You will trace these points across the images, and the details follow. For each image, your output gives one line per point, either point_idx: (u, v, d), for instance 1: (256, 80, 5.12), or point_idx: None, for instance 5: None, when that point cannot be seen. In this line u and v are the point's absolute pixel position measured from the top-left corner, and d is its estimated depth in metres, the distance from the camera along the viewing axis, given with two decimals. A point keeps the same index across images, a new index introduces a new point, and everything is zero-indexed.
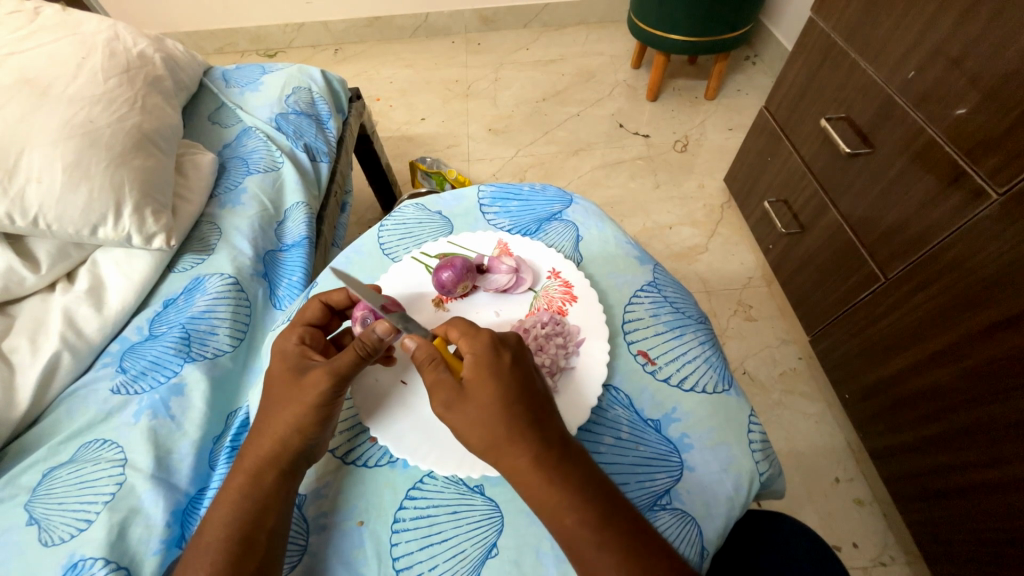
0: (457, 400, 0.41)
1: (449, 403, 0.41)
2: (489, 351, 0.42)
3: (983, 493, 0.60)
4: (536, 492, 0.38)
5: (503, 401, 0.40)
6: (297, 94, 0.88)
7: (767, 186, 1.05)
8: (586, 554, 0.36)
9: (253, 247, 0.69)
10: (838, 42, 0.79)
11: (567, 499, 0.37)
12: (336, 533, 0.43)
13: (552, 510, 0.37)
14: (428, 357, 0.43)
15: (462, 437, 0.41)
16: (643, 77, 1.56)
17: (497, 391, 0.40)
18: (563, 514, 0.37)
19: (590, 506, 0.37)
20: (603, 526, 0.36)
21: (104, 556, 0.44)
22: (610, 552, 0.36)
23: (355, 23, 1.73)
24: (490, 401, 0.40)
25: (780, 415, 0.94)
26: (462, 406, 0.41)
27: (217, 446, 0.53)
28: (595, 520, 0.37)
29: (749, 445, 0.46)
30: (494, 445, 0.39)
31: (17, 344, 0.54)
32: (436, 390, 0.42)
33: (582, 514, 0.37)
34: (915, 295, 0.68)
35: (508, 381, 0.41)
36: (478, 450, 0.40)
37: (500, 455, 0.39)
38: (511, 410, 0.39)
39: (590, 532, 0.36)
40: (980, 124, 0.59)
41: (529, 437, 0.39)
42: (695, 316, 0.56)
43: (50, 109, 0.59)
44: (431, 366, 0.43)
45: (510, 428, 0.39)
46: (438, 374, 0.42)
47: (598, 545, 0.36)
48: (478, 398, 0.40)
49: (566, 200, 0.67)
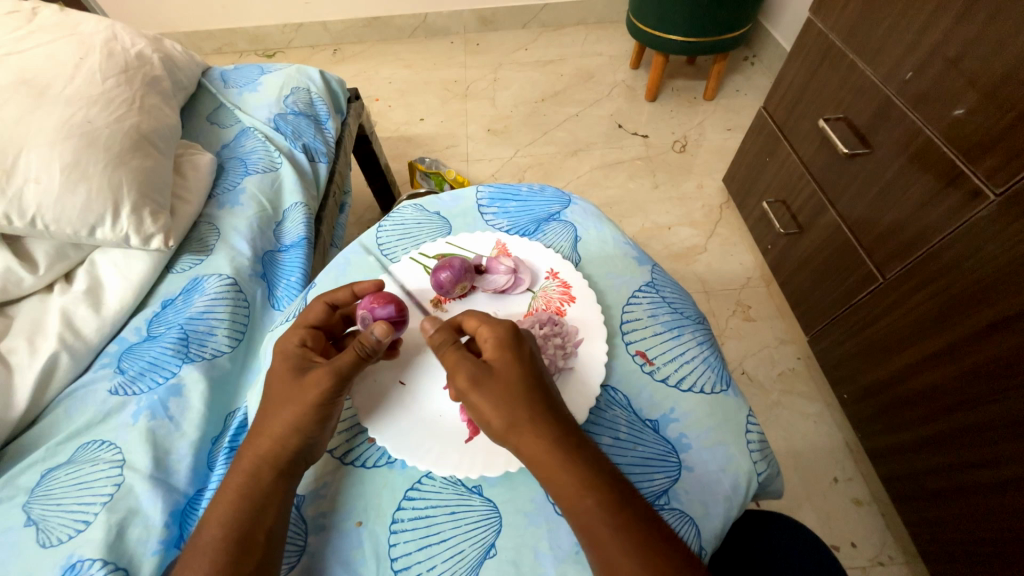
0: (482, 375, 0.41)
1: (474, 378, 0.41)
2: (512, 337, 0.42)
3: (981, 493, 0.61)
4: (555, 476, 0.38)
5: (523, 386, 0.40)
6: (296, 95, 0.88)
7: (766, 186, 1.05)
8: (600, 538, 0.36)
9: (252, 248, 0.69)
10: (836, 42, 0.80)
11: (582, 483, 0.37)
12: (334, 534, 0.43)
13: (569, 493, 0.37)
14: (448, 340, 0.44)
15: (483, 415, 0.41)
16: (642, 77, 1.56)
17: (518, 376, 0.41)
18: (581, 497, 0.37)
19: (604, 490, 0.37)
20: (616, 510, 0.37)
21: (101, 558, 0.44)
22: (625, 537, 0.36)
23: (354, 23, 1.73)
24: (515, 383, 0.40)
25: (779, 415, 0.94)
26: (489, 382, 0.40)
27: (215, 447, 0.53)
28: (610, 503, 0.37)
29: (746, 444, 0.46)
30: (514, 428, 0.39)
31: (15, 345, 0.54)
32: (459, 367, 0.42)
33: (601, 498, 0.37)
34: (912, 296, 0.68)
35: (525, 369, 0.41)
36: (498, 434, 0.40)
37: (518, 440, 0.39)
38: (529, 395, 0.40)
39: (606, 516, 0.36)
40: (977, 125, 0.59)
41: (547, 421, 0.39)
42: (693, 316, 0.56)
43: (47, 110, 0.59)
44: (452, 346, 0.43)
45: (530, 412, 0.39)
46: (461, 354, 0.42)
47: (614, 528, 0.36)
48: (503, 378, 0.41)
49: (565, 201, 0.67)
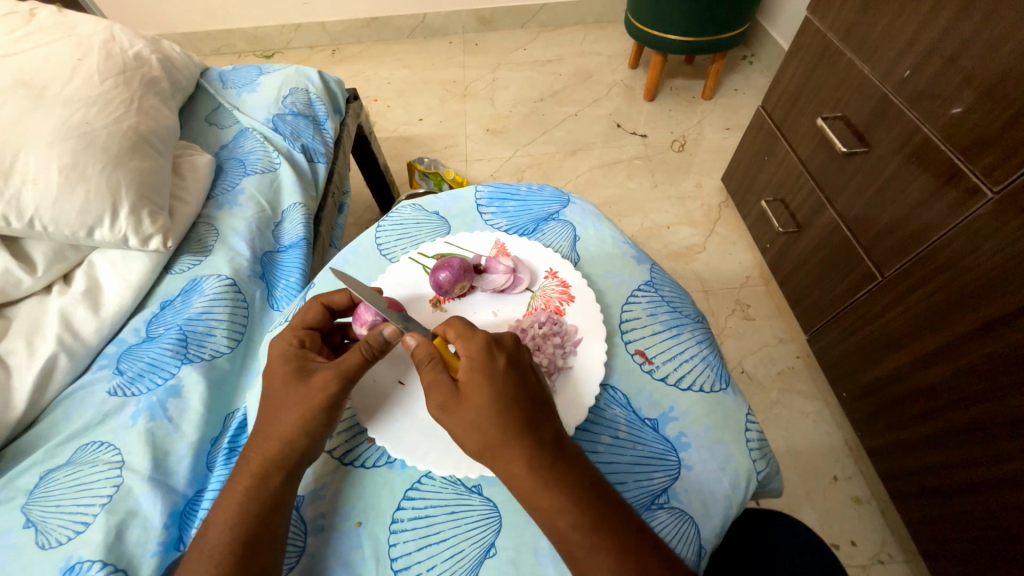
0: (452, 401, 0.41)
1: (444, 404, 0.41)
2: (484, 352, 0.42)
3: (980, 490, 0.61)
4: (530, 494, 0.38)
5: (496, 404, 0.40)
6: (294, 95, 0.88)
7: (764, 185, 1.05)
8: (577, 556, 0.36)
9: (250, 249, 0.69)
10: (834, 41, 0.80)
11: (558, 503, 0.37)
12: (335, 534, 0.43)
13: (546, 513, 0.37)
14: (427, 356, 0.44)
15: (457, 437, 0.41)
16: (640, 76, 1.56)
17: (495, 394, 0.40)
18: (555, 516, 0.37)
19: (580, 510, 0.37)
20: (595, 529, 0.36)
21: (101, 559, 0.44)
22: (602, 555, 0.36)
23: (352, 24, 1.73)
24: (484, 404, 0.40)
25: (778, 413, 0.95)
26: (458, 406, 0.41)
27: (215, 448, 0.53)
28: (587, 523, 0.36)
29: (745, 443, 0.46)
30: (488, 445, 0.39)
31: (13, 346, 0.54)
32: (433, 389, 0.42)
33: (574, 516, 0.37)
34: (910, 294, 0.69)
35: (501, 384, 0.41)
36: (475, 454, 0.41)
37: (495, 457, 0.39)
38: (504, 413, 0.39)
39: (581, 535, 0.36)
40: (973, 124, 0.59)
41: (522, 439, 0.39)
42: (692, 315, 0.56)
43: (45, 111, 0.59)
44: (429, 364, 0.43)
45: (503, 429, 0.39)
46: (436, 374, 0.43)
47: (589, 548, 0.36)
48: (473, 400, 0.40)
49: (563, 201, 0.67)
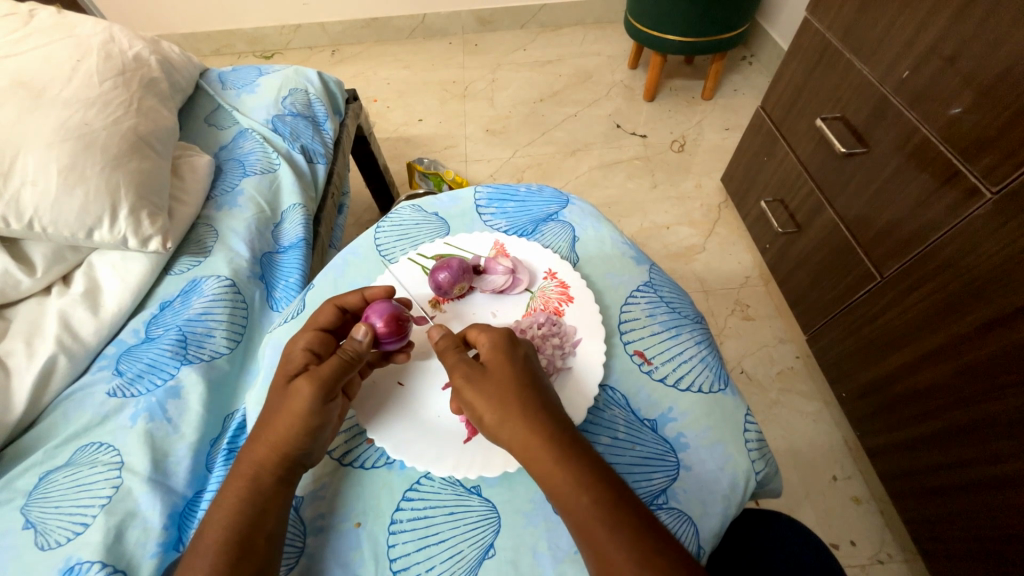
0: (477, 375, 0.42)
1: (469, 375, 0.42)
2: (507, 338, 0.44)
3: (980, 490, 0.61)
4: (550, 473, 0.38)
5: (518, 383, 0.41)
6: (294, 96, 0.88)
7: (764, 184, 1.05)
8: (595, 537, 0.36)
9: (250, 250, 0.69)
10: (833, 41, 0.80)
11: (577, 481, 0.37)
12: (333, 535, 0.43)
13: (565, 491, 0.37)
14: (452, 343, 0.45)
15: (474, 411, 0.42)
16: (639, 77, 1.57)
17: (516, 377, 0.42)
18: (575, 494, 0.37)
19: (600, 488, 0.37)
20: (614, 508, 0.36)
21: (99, 560, 0.44)
22: (621, 533, 0.35)
23: (352, 24, 1.73)
24: (506, 380, 0.41)
25: (778, 414, 0.95)
26: (481, 379, 0.42)
27: (214, 449, 0.54)
28: (608, 500, 0.37)
29: (744, 442, 0.46)
30: (506, 419, 0.40)
31: (12, 347, 0.54)
32: (454, 368, 0.43)
33: (594, 493, 0.37)
34: (910, 294, 0.68)
35: (521, 366, 0.43)
36: (492, 430, 0.41)
37: (513, 435, 0.40)
38: (523, 393, 0.41)
39: (601, 512, 0.36)
40: (973, 124, 0.59)
41: (541, 418, 0.40)
42: (691, 316, 0.56)
43: (44, 111, 0.59)
44: (454, 349, 0.45)
45: (523, 404, 0.40)
46: (460, 356, 0.44)
47: (610, 525, 0.36)
48: (496, 377, 0.42)
49: (562, 201, 0.67)
